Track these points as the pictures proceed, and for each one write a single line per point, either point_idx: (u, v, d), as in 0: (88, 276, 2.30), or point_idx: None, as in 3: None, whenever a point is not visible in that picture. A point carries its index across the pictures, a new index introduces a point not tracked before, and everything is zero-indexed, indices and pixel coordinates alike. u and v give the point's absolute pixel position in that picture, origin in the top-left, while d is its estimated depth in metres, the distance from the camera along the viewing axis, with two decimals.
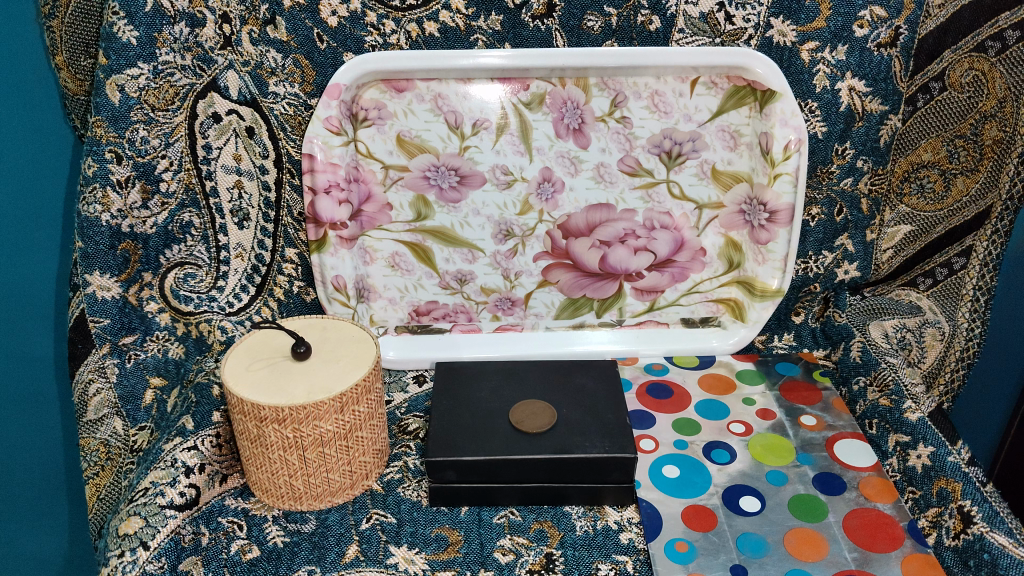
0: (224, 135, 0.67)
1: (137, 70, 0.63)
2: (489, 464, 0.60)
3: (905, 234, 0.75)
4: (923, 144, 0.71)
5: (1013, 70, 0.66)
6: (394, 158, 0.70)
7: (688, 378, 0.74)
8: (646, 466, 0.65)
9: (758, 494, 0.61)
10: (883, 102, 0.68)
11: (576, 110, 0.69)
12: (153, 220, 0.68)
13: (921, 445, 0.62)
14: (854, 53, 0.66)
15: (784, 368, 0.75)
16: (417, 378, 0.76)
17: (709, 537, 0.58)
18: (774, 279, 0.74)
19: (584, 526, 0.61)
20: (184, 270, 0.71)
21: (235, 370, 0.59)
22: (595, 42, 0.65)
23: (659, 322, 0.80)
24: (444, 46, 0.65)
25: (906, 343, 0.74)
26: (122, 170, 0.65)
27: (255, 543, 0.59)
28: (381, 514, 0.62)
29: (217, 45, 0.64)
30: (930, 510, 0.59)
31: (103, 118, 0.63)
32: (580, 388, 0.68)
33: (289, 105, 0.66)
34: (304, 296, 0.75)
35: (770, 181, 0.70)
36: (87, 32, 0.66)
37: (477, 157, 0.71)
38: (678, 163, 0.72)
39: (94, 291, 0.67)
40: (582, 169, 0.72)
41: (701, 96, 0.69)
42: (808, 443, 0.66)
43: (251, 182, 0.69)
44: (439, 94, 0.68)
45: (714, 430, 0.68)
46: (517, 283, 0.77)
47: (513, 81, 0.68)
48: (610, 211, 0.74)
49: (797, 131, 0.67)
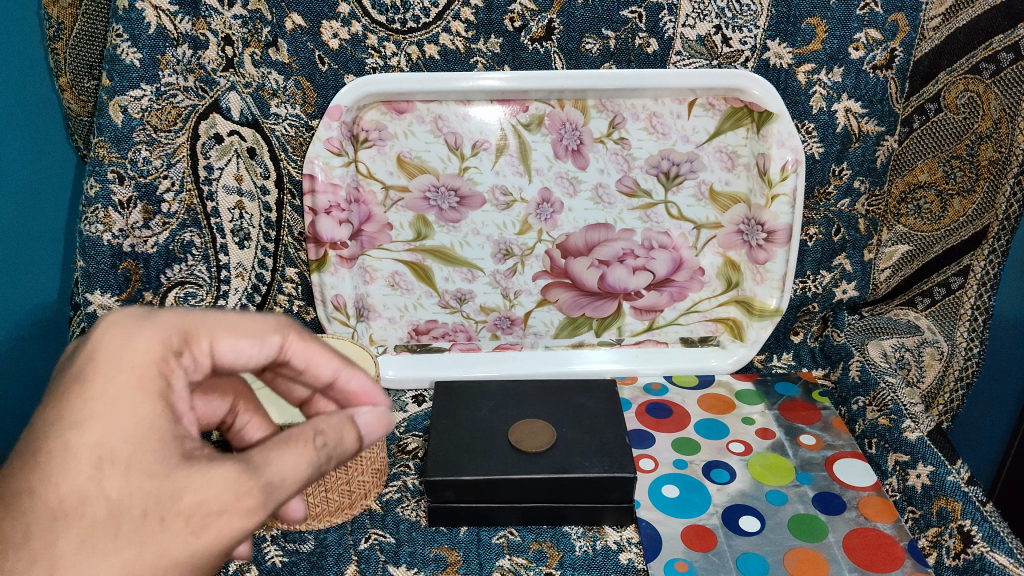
0: (225, 156, 0.68)
1: (140, 92, 0.63)
2: (488, 484, 0.60)
3: (903, 254, 0.75)
4: (919, 165, 0.71)
5: (1009, 91, 0.66)
6: (394, 178, 0.71)
7: (687, 397, 0.74)
8: (645, 486, 0.64)
9: (758, 514, 0.61)
10: (879, 122, 0.69)
11: (574, 131, 0.70)
12: (153, 240, 0.68)
13: (921, 464, 0.62)
14: (851, 75, 0.67)
15: (783, 388, 0.75)
16: (416, 398, 0.76)
17: (709, 557, 0.57)
18: (773, 299, 0.73)
19: (584, 547, 0.61)
20: (185, 289, 0.70)
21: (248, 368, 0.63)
22: (594, 64, 0.66)
23: (658, 341, 0.80)
24: (443, 68, 0.66)
25: (906, 362, 0.75)
26: (124, 190, 0.65)
27: (254, 563, 0.59)
28: (380, 534, 0.62)
29: (218, 68, 0.65)
30: (930, 530, 0.59)
31: (105, 139, 0.63)
32: (580, 407, 0.68)
33: (290, 126, 0.68)
34: (304, 316, 0.76)
35: (768, 201, 0.70)
36: (92, 53, 0.67)
37: (477, 178, 0.72)
38: (676, 184, 0.72)
39: (94, 310, 0.67)
40: (581, 189, 0.72)
41: (699, 117, 0.70)
42: (808, 463, 0.66)
43: (251, 203, 0.70)
44: (439, 115, 0.69)
45: (713, 450, 0.67)
46: (517, 302, 0.77)
47: (513, 102, 0.69)
48: (608, 231, 0.74)
49: (795, 151, 0.67)
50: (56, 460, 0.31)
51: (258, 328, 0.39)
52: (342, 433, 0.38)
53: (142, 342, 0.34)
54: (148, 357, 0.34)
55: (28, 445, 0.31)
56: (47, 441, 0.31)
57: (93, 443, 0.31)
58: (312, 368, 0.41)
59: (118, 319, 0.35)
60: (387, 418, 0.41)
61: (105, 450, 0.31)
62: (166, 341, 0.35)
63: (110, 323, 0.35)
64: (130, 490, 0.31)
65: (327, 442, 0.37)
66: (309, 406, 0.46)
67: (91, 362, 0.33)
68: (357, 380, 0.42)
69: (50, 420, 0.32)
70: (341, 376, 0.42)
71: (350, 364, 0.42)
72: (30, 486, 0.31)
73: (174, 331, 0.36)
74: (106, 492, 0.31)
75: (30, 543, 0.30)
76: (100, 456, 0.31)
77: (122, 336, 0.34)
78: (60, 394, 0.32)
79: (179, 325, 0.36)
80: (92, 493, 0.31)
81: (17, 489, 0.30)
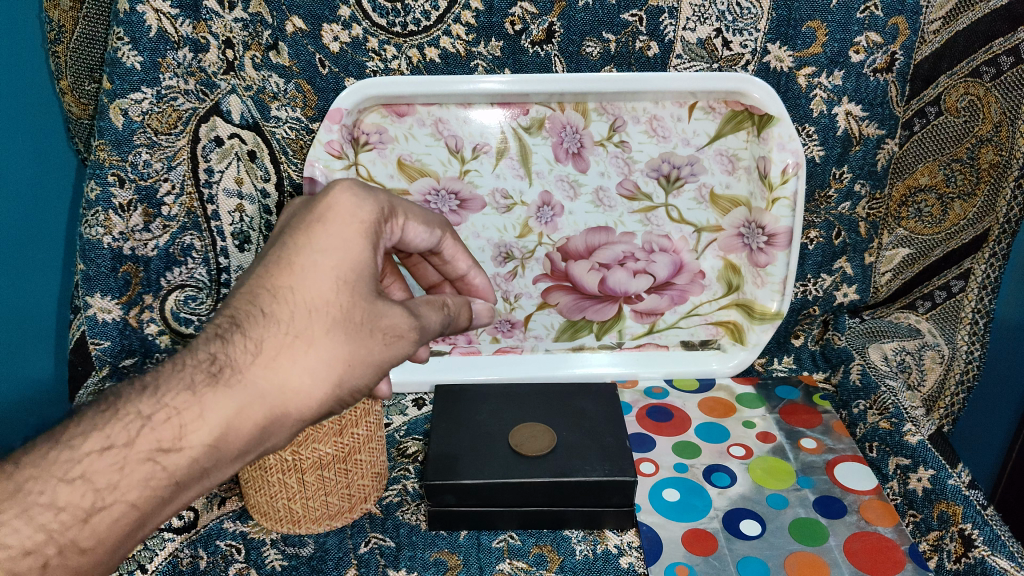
0: (226, 159, 0.68)
1: (140, 95, 0.62)
2: (488, 488, 0.60)
3: (904, 257, 0.75)
4: (920, 168, 0.71)
5: (1009, 95, 0.66)
6: (394, 181, 0.71)
7: (687, 401, 0.75)
8: (645, 490, 0.64)
9: (758, 518, 0.61)
10: (880, 126, 0.69)
11: (575, 134, 0.70)
12: (153, 243, 0.68)
13: (921, 468, 0.62)
14: (851, 78, 0.67)
15: (784, 392, 0.75)
16: (416, 401, 0.76)
17: (709, 561, 0.57)
18: (774, 302, 0.73)
19: (584, 551, 0.60)
20: (184, 292, 0.70)
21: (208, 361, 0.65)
22: (594, 68, 0.66)
23: (658, 344, 0.80)
24: (444, 71, 0.66)
25: (907, 366, 0.76)
26: (124, 194, 0.65)
27: (253, 567, 0.59)
28: (380, 538, 0.62)
29: (219, 71, 0.65)
30: (930, 534, 0.59)
31: (105, 142, 0.63)
32: (580, 411, 0.67)
33: (291, 129, 0.69)
34: None
35: (769, 205, 0.70)
36: (92, 57, 0.67)
37: (477, 181, 0.72)
38: (676, 187, 0.72)
39: (95, 313, 0.67)
40: (581, 193, 0.72)
41: (700, 120, 0.70)
42: (808, 467, 0.66)
43: (252, 206, 0.70)
44: (439, 119, 0.69)
45: (713, 454, 0.67)
46: (517, 305, 0.77)
47: (513, 105, 0.69)
48: (609, 235, 0.74)
49: (795, 154, 0.67)
50: (310, 269, 0.43)
51: (431, 219, 0.54)
52: (461, 313, 0.53)
53: (365, 200, 0.47)
54: (371, 214, 0.46)
55: (288, 256, 0.44)
56: (302, 256, 0.44)
57: (332, 264, 0.44)
58: (453, 263, 0.58)
59: (348, 181, 0.47)
60: (491, 313, 0.59)
61: (339, 272, 0.44)
62: (381, 206, 0.48)
63: (344, 185, 0.47)
64: (352, 303, 0.44)
65: (451, 312, 0.52)
66: (434, 289, 0.65)
67: (331, 210, 0.45)
68: (480, 280, 0.59)
69: (306, 242, 0.44)
70: (470, 273, 0.59)
71: (478, 266, 0.59)
72: (292, 284, 0.43)
73: (384, 202, 0.49)
74: (340, 301, 0.43)
75: (291, 322, 0.42)
76: (337, 275, 0.44)
77: (355, 195, 0.47)
78: (309, 224, 0.45)
79: (388, 197, 0.49)
80: (331, 299, 0.43)
81: (280, 286, 0.43)
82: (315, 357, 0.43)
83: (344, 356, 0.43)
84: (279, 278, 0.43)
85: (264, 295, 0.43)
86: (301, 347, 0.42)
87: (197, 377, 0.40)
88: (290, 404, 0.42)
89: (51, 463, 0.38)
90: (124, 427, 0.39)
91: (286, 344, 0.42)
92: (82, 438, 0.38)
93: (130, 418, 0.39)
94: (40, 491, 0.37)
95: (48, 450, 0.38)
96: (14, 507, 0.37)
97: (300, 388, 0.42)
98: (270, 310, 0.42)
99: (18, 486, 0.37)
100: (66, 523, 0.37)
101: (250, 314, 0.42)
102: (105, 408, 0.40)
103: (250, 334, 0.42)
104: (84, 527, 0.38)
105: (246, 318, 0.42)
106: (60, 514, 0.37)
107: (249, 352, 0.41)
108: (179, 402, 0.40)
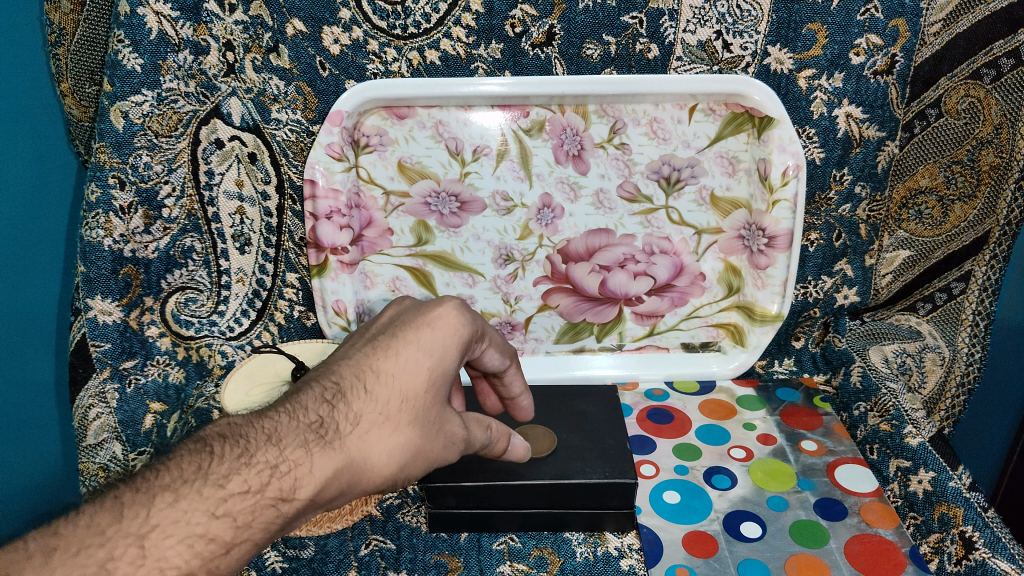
0: (226, 161, 0.68)
1: (140, 97, 0.63)
2: (488, 490, 0.59)
3: (904, 259, 0.75)
4: (920, 170, 0.70)
5: (1009, 97, 0.66)
6: (394, 183, 0.71)
7: (688, 402, 0.75)
8: (646, 491, 0.64)
9: (758, 520, 0.61)
10: (880, 128, 0.69)
11: (575, 136, 0.70)
12: (154, 245, 0.68)
13: (922, 471, 0.62)
14: (851, 80, 0.66)
15: (784, 394, 0.75)
16: None
17: (710, 563, 0.57)
18: (774, 304, 0.73)
19: (584, 553, 0.60)
20: (185, 295, 0.72)
21: (233, 380, 0.67)
22: (594, 70, 0.66)
23: (658, 346, 0.80)
24: (444, 74, 0.66)
25: (907, 368, 0.75)
26: (124, 196, 0.65)
27: (254, 569, 0.60)
28: (380, 541, 0.62)
29: (219, 74, 0.64)
30: (931, 536, 0.59)
31: (106, 144, 0.63)
32: (580, 412, 0.67)
33: (291, 131, 0.67)
34: (304, 321, 0.77)
35: (768, 207, 0.70)
36: (90, 61, 0.67)
37: (477, 183, 0.72)
38: (677, 189, 0.72)
39: (95, 315, 0.67)
40: (581, 194, 0.72)
41: (700, 123, 0.70)
42: (809, 469, 0.66)
43: (253, 208, 0.70)
44: (439, 121, 0.69)
45: (714, 455, 0.67)
46: (517, 308, 0.77)
47: (513, 108, 0.69)
48: (609, 236, 0.74)
49: (795, 156, 0.67)
50: (412, 363, 0.48)
51: (507, 349, 0.60)
52: (499, 440, 0.57)
53: (470, 319, 0.51)
54: (471, 335, 0.51)
55: (396, 344, 0.48)
56: (407, 348, 0.48)
57: (430, 364, 0.48)
58: (509, 386, 0.62)
59: (460, 299, 0.52)
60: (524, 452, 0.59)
61: (434, 376, 0.48)
62: (479, 329, 0.53)
63: (457, 302, 0.52)
64: (433, 404, 0.49)
65: (492, 434, 0.56)
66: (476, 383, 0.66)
67: (441, 319, 0.50)
68: (526, 401, 0.64)
69: (413, 338, 0.49)
70: (521, 396, 0.63)
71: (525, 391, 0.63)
72: (393, 370, 0.47)
73: (482, 324, 0.54)
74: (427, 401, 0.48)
75: (386, 405, 0.46)
76: (431, 379, 0.48)
77: (464, 315, 0.51)
78: (419, 323, 0.49)
79: (485, 323, 0.54)
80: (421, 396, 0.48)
81: (383, 370, 0.47)
82: (397, 440, 0.47)
83: (413, 445, 0.48)
84: (383, 361, 0.48)
85: (367, 373, 0.47)
86: (388, 429, 0.46)
87: (308, 437, 0.44)
88: (365, 474, 0.46)
89: (204, 497, 0.40)
90: (257, 474, 0.41)
91: (377, 423, 0.46)
92: (226, 478, 0.41)
93: (261, 466, 0.42)
94: (196, 521, 0.39)
95: (199, 485, 0.40)
96: (179, 533, 0.38)
97: (375, 465, 0.46)
98: (371, 389, 0.47)
99: (180, 513, 0.39)
100: (214, 552, 0.39)
101: (354, 386, 0.46)
102: (238, 452, 0.42)
103: (352, 406, 0.46)
104: (227, 556, 0.40)
105: (350, 390, 0.46)
106: (210, 543, 0.39)
107: (349, 422, 0.45)
108: (296, 456, 0.43)
